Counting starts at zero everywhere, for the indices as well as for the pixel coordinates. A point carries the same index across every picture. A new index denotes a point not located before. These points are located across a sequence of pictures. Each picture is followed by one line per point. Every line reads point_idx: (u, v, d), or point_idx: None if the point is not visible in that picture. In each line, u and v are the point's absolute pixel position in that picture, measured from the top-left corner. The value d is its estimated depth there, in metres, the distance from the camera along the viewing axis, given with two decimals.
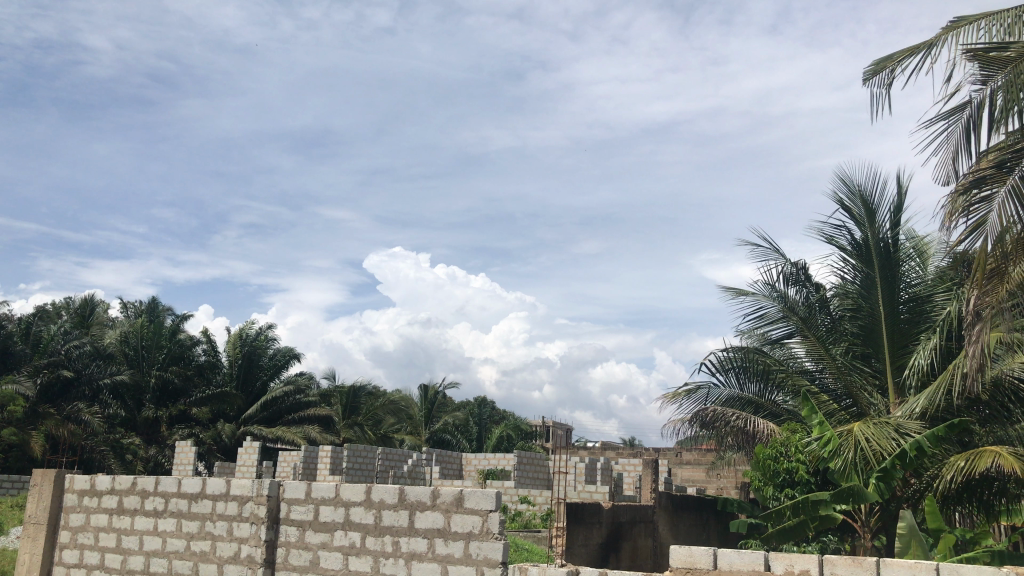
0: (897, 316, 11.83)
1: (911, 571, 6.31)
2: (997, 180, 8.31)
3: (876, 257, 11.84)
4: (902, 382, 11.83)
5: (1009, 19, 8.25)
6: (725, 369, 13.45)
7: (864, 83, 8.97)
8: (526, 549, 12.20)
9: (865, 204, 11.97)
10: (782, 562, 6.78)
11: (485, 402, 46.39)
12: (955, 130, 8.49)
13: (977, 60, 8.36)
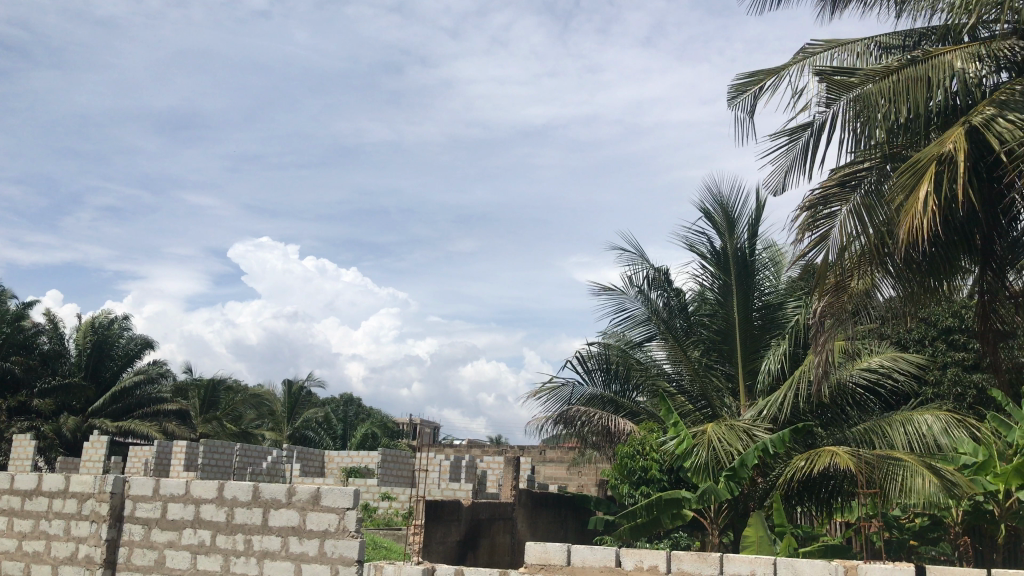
0: (751, 322, 12.45)
1: (751, 566, 6.58)
2: (841, 200, 9.04)
3: (733, 265, 12.38)
4: (752, 385, 12.49)
5: (858, 48, 9.26)
6: (589, 368, 13.81)
7: (728, 106, 9.39)
8: (383, 548, 12.11)
9: (726, 214, 12.47)
10: (632, 558, 6.96)
11: (350, 400, 45.74)
12: (796, 145, 9.04)
13: (826, 84, 8.98)
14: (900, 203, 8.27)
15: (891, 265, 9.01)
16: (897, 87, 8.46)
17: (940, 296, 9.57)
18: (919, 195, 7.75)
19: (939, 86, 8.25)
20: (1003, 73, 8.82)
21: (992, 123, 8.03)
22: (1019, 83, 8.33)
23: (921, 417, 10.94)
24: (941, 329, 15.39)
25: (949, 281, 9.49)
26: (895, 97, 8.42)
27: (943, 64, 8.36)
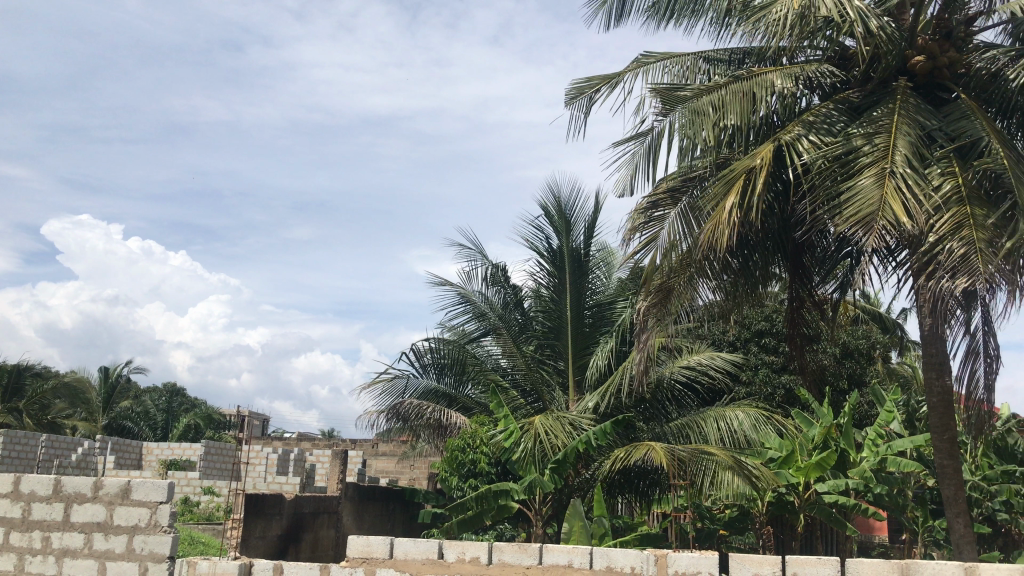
0: (582, 320, 12.86)
1: (569, 555, 6.77)
2: (669, 205, 9.55)
3: (568, 263, 12.71)
4: (581, 380, 12.89)
5: (688, 62, 9.74)
6: (422, 361, 13.74)
7: (566, 106, 9.63)
8: (200, 544, 11.66)
9: (562, 214, 12.76)
10: (454, 549, 7.02)
11: (174, 390, 43.66)
12: (639, 151, 9.38)
13: (660, 96, 9.41)
14: (715, 212, 8.88)
15: (710, 270, 9.59)
16: (724, 100, 9.00)
17: (755, 299, 10.27)
18: (725, 206, 8.52)
19: (760, 102, 8.85)
20: (815, 94, 9.56)
21: (798, 142, 8.73)
22: (827, 106, 9.08)
23: (735, 414, 11.62)
24: (754, 331, 16.42)
25: (762, 285, 10.20)
26: (720, 110, 8.96)
27: (764, 81, 8.99)
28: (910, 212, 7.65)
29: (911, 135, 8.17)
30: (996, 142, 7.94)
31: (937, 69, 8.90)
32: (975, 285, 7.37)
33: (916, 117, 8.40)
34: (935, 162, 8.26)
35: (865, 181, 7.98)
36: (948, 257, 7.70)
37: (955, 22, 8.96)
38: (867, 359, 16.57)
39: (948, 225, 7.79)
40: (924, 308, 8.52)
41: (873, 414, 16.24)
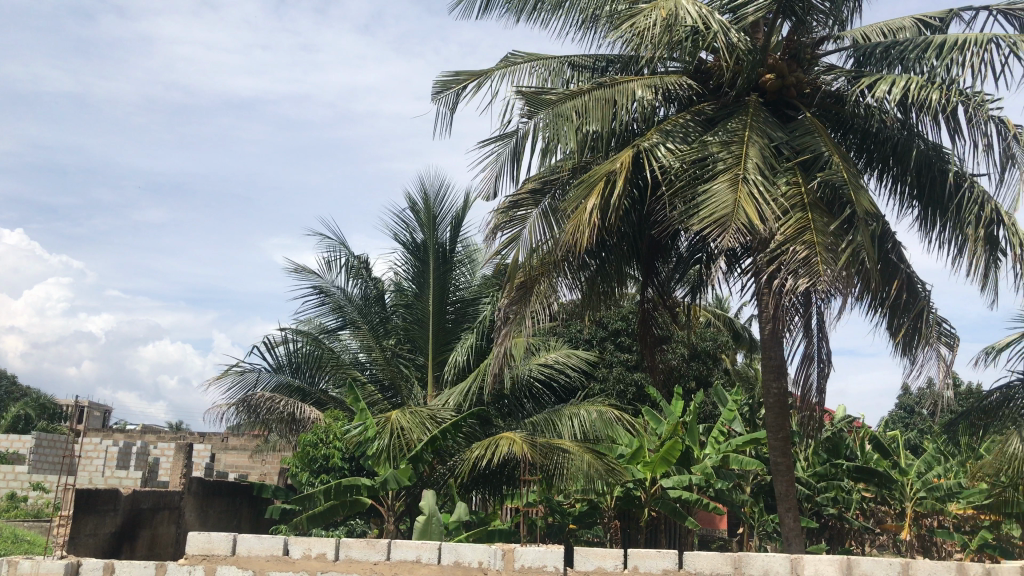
0: (444, 315, 12.85)
1: (418, 550, 6.72)
2: (530, 205, 9.74)
3: (432, 258, 12.66)
4: (440, 376, 12.88)
5: (553, 65, 9.92)
6: (276, 353, 13.35)
7: (432, 100, 9.59)
8: (24, 543, 10.93)
9: (428, 209, 12.69)
10: (300, 546, 6.86)
11: (4, 378, 40.77)
12: (503, 153, 9.45)
13: (526, 98, 9.49)
14: (575, 212, 9.06)
15: (568, 269, 9.78)
16: (587, 106, 9.19)
17: (611, 300, 10.57)
18: (586, 207, 8.71)
19: (621, 110, 9.11)
20: (672, 105, 9.93)
21: (656, 150, 9.00)
22: (685, 117, 9.43)
23: (585, 410, 11.97)
24: (610, 331, 16.92)
25: (617, 288, 10.51)
26: (583, 115, 9.15)
27: (625, 90, 9.25)
28: (761, 216, 8.07)
29: (760, 146, 8.63)
30: (836, 156, 8.52)
31: (785, 88, 9.38)
32: (814, 286, 7.87)
33: (766, 130, 8.86)
34: (782, 171, 8.73)
35: (719, 185, 8.33)
36: (791, 259, 8.16)
37: (803, 44, 9.52)
38: (713, 361, 17.38)
39: (792, 229, 8.27)
40: (766, 312, 9.05)
41: (717, 413, 17.04)
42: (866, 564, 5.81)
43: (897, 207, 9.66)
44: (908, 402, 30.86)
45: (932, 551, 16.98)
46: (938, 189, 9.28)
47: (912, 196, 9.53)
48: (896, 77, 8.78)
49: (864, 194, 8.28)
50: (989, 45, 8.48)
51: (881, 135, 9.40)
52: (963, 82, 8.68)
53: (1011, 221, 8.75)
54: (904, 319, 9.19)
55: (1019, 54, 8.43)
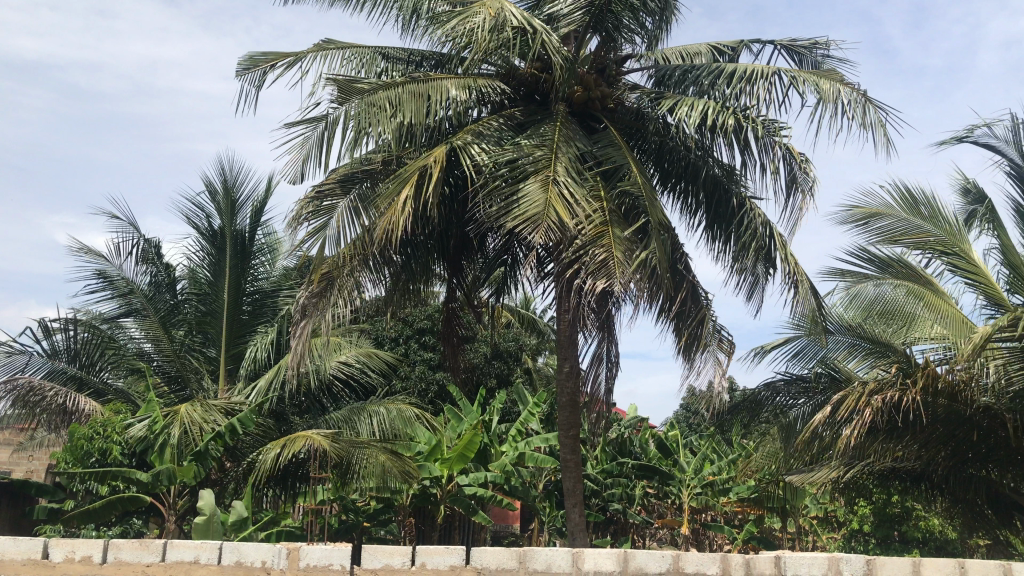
0: (240, 307, 12.34)
1: (195, 551, 6.37)
2: (338, 197, 9.45)
3: (230, 246, 12.11)
4: (233, 369, 12.36)
5: (366, 56, 9.76)
6: (50, 340, 12.28)
7: (237, 78, 9.19)
8: None
9: (228, 194, 12.13)
10: (61, 548, 6.35)
11: None
12: (311, 137, 9.20)
13: (338, 85, 9.29)
14: (387, 207, 8.94)
15: (372, 263, 9.67)
16: (400, 98, 9.13)
17: (415, 298, 10.56)
18: (400, 200, 8.64)
19: (433, 105, 9.15)
20: (484, 108, 10.03)
21: (469, 148, 9.07)
22: (495, 120, 9.57)
23: (384, 408, 11.93)
24: (415, 328, 16.92)
25: (422, 285, 10.53)
26: (396, 107, 9.07)
27: (440, 89, 9.30)
28: (569, 216, 8.39)
29: (568, 153, 8.93)
30: (635, 168, 8.98)
31: (591, 100, 9.74)
32: (612, 286, 8.20)
33: (572, 140, 9.16)
34: (588, 178, 9.07)
35: (531, 186, 8.55)
36: (592, 262, 8.47)
37: (609, 60, 9.87)
38: (515, 361, 17.81)
39: (593, 231, 8.62)
40: (564, 314, 9.39)
41: (516, 413, 17.47)
42: (641, 557, 5.99)
43: (687, 223, 10.28)
44: (691, 403, 33.00)
45: (704, 544, 18.26)
46: (724, 208, 9.95)
47: (700, 213, 10.16)
48: (693, 100, 9.33)
49: (658, 206, 8.79)
50: (774, 78, 9.22)
51: (675, 153, 9.96)
52: (752, 110, 9.36)
53: (784, 241, 9.55)
54: (687, 326, 9.81)
55: (798, 87, 9.23)
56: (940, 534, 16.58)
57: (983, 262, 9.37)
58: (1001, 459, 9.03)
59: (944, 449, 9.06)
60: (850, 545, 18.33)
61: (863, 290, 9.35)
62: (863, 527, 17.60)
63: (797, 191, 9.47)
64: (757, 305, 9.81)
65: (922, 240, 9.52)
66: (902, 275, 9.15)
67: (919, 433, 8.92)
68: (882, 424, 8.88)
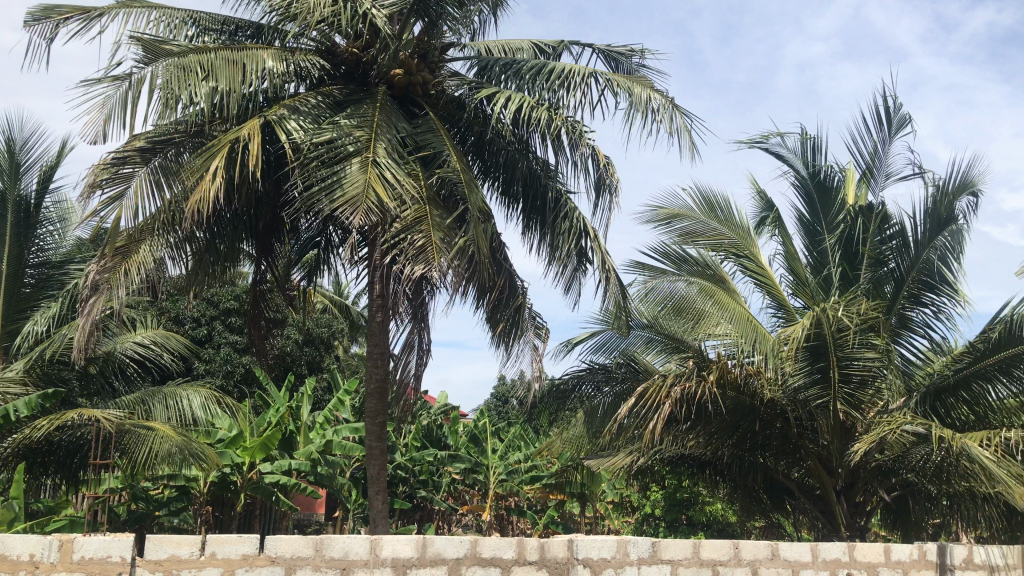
0: (22, 279, 11.35)
1: None
2: (138, 163, 8.83)
3: (12, 212, 11.11)
4: (11, 347, 11.32)
5: (177, 18, 9.19)
6: None
7: (25, 28, 8.40)
8: None
9: (12, 155, 11.14)
10: None
11: None
12: (114, 97, 8.54)
13: (143, 45, 8.68)
14: (196, 181, 8.49)
15: (173, 237, 9.15)
16: (213, 64, 8.65)
17: (221, 277, 10.10)
18: (210, 171, 8.20)
19: (249, 74, 8.75)
20: (302, 83, 9.71)
21: (285, 123, 8.75)
22: (313, 97, 9.29)
23: (184, 393, 11.32)
24: (221, 309, 16.22)
25: (229, 265, 10.08)
26: (208, 72, 8.58)
27: (256, 59, 8.93)
28: (389, 197, 8.32)
29: (388, 136, 8.82)
30: (455, 156, 9.03)
31: (412, 85, 9.65)
32: (429, 273, 8.19)
33: (392, 122, 9.05)
34: (407, 162, 9.01)
35: (351, 168, 8.40)
36: (409, 246, 8.42)
37: (432, 46, 9.83)
38: (325, 346, 17.50)
39: (411, 216, 8.57)
40: (377, 299, 9.26)
41: (325, 398, 17.17)
42: (439, 542, 5.99)
43: (504, 213, 10.43)
44: (501, 392, 33.81)
45: (507, 529, 18.74)
46: (539, 199, 10.19)
47: (516, 204, 10.35)
48: (512, 94, 9.48)
49: (476, 193, 8.87)
50: (590, 78, 9.52)
51: (494, 143, 10.09)
52: (568, 107, 9.60)
53: (596, 237, 9.90)
54: (502, 316, 9.93)
55: (612, 90, 9.55)
56: (721, 517, 17.91)
57: (768, 266, 10.20)
58: (778, 446, 9.82)
59: (730, 438, 9.72)
60: (643, 528, 19.43)
61: (658, 285, 9.63)
62: (655, 511, 18.70)
63: (605, 190, 9.84)
64: (576, 296, 10.03)
65: (717, 242, 10.13)
66: (698, 273, 9.69)
67: (708, 423, 9.54)
68: (676, 415, 9.41)
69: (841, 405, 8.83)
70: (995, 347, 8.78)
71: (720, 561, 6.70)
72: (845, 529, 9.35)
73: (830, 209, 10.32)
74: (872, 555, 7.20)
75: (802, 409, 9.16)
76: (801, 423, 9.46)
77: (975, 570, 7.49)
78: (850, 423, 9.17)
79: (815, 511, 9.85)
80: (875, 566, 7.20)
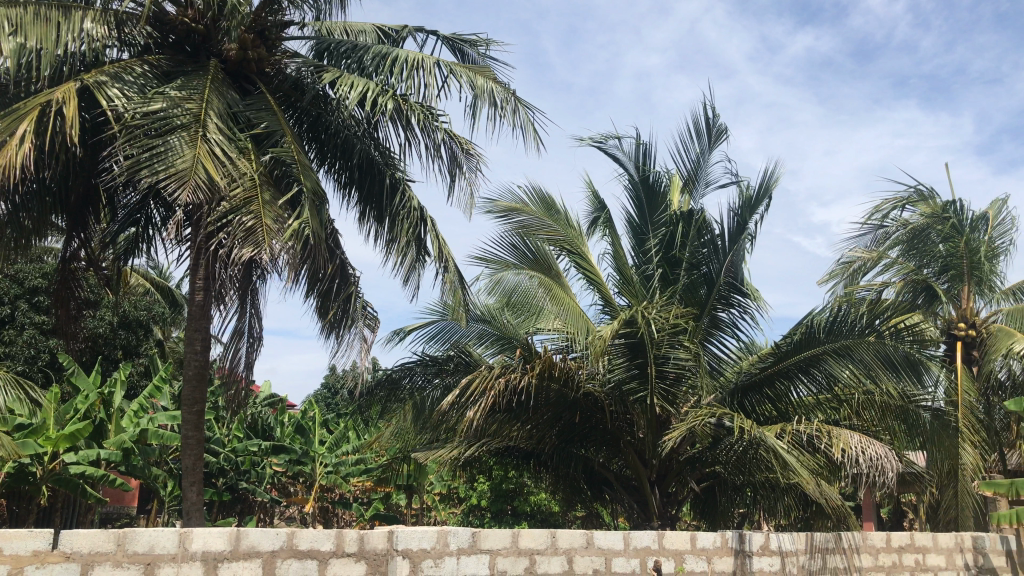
0: None
1: None
2: None
3: None
4: None
5: None
6: None
7: None
8: None
9: None
10: None
11: None
12: None
13: None
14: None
15: None
16: (22, 20, 7.97)
17: (26, 253, 9.34)
18: (16, 133, 7.54)
19: (64, 34, 8.13)
20: (125, 51, 9.27)
21: (106, 88, 8.17)
22: (137, 65, 8.74)
23: None
24: (26, 288, 15.04)
25: (36, 240, 9.32)
26: (17, 28, 7.90)
27: (73, 19, 8.30)
28: (219, 176, 7.95)
29: (219, 110, 8.42)
30: (289, 137, 8.76)
31: (247, 61, 9.26)
32: (260, 256, 7.90)
33: (223, 96, 8.65)
34: (238, 140, 8.65)
35: (176, 141, 7.96)
36: (236, 228, 8.09)
37: (269, 23, 9.46)
38: (143, 331, 16.59)
39: (240, 196, 8.22)
40: (198, 282, 8.82)
41: (140, 385, 16.28)
42: (254, 534, 5.77)
43: (341, 199, 10.23)
44: (330, 383, 33.32)
45: (331, 520, 18.46)
46: (377, 188, 10.06)
47: (354, 190, 10.18)
48: (354, 79, 9.27)
49: (309, 176, 8.64)
50: (434, 67, 9.45)
51: (332, 128, 9.84)
52: (410, 96, 9.52)
53: (434, 227, 9.90)
54: (333, 304, 9.71)
55: (455, 80, 9.52)
56: (543, 508, 18.44)
57: (597, 266, 10.51)
58: (598, 439, 10.20)
59: (552, 428, 10.00)
60: (467, 519, 19.73)
61: (504, 277, 9.71)
62: (480, 502, 19.00)
63: (463, 176, 9.86)
64: (415, 288, 9.90)
65: (552, 237, 10.33)
66: (537, 269, 9.87)
67: (532, 415, 9.75)
68: (502, 406, 9.54)
69: (657, 400, 9.26)
70: (796, 348, 9.46)
71: (538, 549, 6.86)
72: (657, 518, 9.82)
73: (656, 213, 10.77)
74: (679, 543, 7.58)
75: (620, 402, 9.52)
76: (619, 417, 9.84)
77: (770, 556, 8.02)
78: (664, 416, 9.61)
79: (630, 500, 10.28)
80: (681, 553, 7.58)
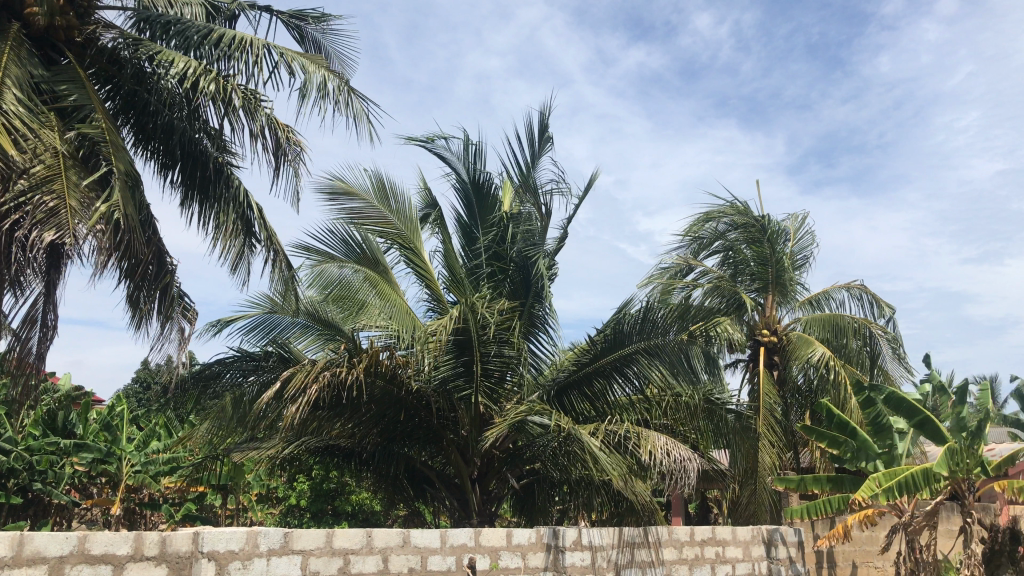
0: None
1: None
2: None
3: None
4: None
5: None
6: None
7: None
8: None
9: None
10: None
11: None
12: None
13: None
14: None
15: None
16: None
17: None
18: None
19: None
20: None
21: None
22: None
23: None
24: None
25: None
26: None
27: None
28: (15, 152, 7.24)
29: (18, 80, 7.72)
30: (100, 113, 8.16)
31: (55, 29, 8.57)
32: (62, 239, 7.31)
33: (25, 65, 7.94)
34: (41, 112, 7.98)
35: None
36: (35, 209, 7.44)
37: None
38: None
39: (40, 175, 7.57)
40: None
41: None
42: (39, 539, 5.31)
43: (160, 182, 9.67)
44: (142, 377, 31.60)
45: (138, 522, 17.43)
46: (200, 170, 9.55)
47: (175, 175, 9.65)
48: (175, 55, 8.75)
49: (121, 156, 8.08)
50: (263, 50, 9.07)
51: (152, 105, 9.27)
52: (237, 78, 9.12)
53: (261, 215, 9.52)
54: (144, 292, 9.14)
55: (285, 64, 9.19)
56: (365, 507, 18.20)
57: (428, 262, 10.47)
58: (422, 436, 10.18)
59: (375, 425, 9.88)
60: (286, 519, 19.19)
61: (328, 270, 9.43)
62: (300, 502, 18.51)
63: (291, 163, 9.52)
64: (242, 277, 9.44)
65: (384, 229, 10.18)
66: (364, 262, 9.69)
67: (355, 412, 9.59)
68: (324, 402, 9.32)
69: (480, 398, 9.33)
70: (609, 347, 9.78)
71: (353, 549, 6.73)
72: (476, 515, 9.89)
73: (486, 213, 10.85)
74: (494, 540, 7.65)
75: (445, 399, 9.52)
76: (443, 414, 9.84)
77: (582, 551, 8.22)
78: (487, 414, 9.70)
79: (450, 497, 10.29)
80: (497, 550, 7.66)
